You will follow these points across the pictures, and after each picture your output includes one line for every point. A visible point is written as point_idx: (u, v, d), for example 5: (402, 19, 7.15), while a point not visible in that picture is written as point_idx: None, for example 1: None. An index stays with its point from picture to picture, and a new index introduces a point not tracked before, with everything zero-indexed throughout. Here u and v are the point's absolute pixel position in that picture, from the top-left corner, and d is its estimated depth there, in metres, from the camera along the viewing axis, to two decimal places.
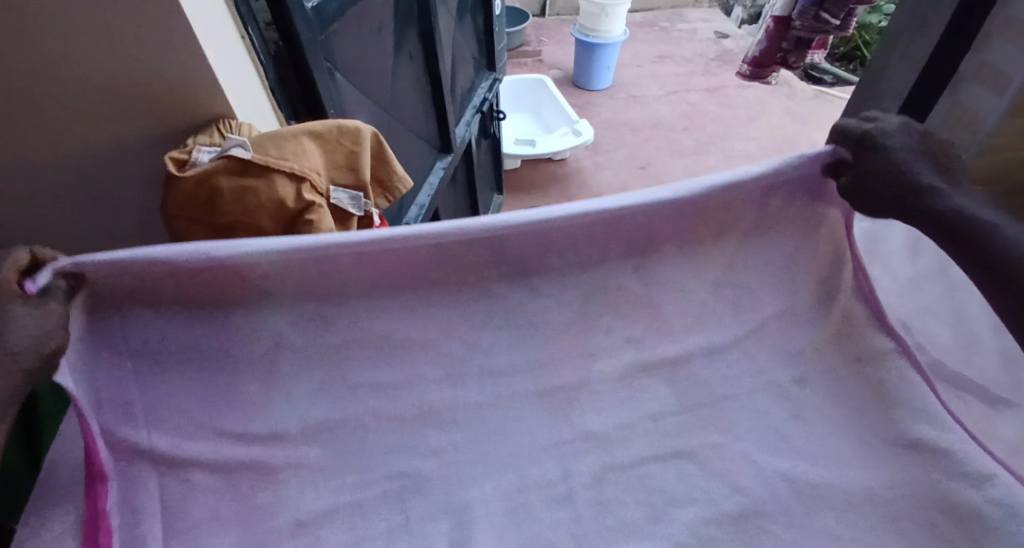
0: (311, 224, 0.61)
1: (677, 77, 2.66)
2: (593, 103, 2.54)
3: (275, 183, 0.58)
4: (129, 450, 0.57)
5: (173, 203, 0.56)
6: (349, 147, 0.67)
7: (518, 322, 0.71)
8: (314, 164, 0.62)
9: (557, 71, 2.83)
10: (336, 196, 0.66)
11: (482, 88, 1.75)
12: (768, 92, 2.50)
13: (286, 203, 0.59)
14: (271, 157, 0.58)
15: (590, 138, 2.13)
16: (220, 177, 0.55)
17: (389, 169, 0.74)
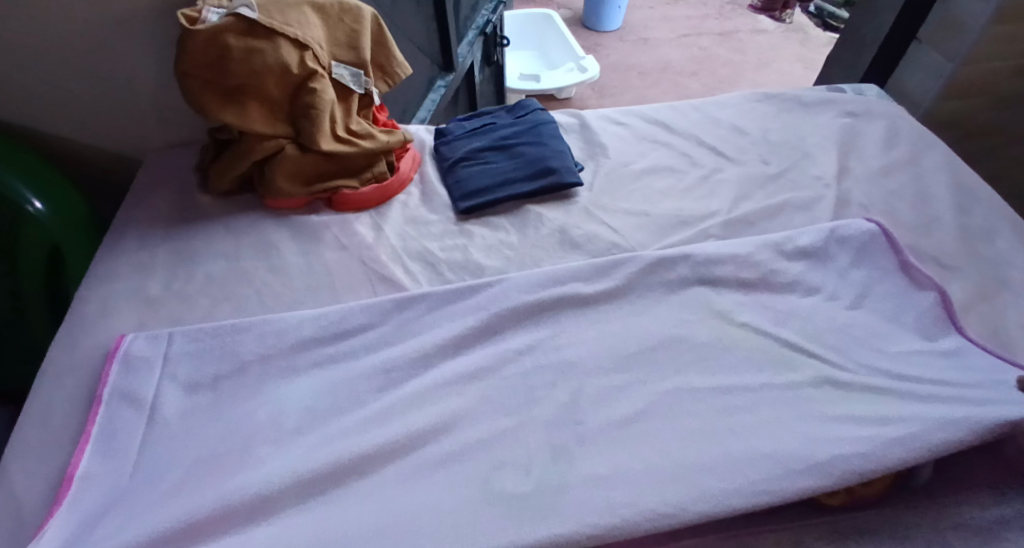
0: (313, 92, 0.64)
1: (689, 20, 2.60)
2: (600, 44, 2.49)
3: (280, 47, 0.61)
4: (152, 269, 0.63)
5: (185, 61, 0.59)
6: (350, 25, 0.70)
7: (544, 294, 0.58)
8: (317, 36, 0.66)
9: (565, 10, 2.76)
10: (337, 71, 0.68)
11: (486, 11, 1.74)
12: (781, 37, 2.45)
13: (290, 69, 0.62)
14: (276, 22, 0.61)
15: (595, 75, 2.12)
16: (229, 36, 0.58)
17: (388, 55, 0.77)
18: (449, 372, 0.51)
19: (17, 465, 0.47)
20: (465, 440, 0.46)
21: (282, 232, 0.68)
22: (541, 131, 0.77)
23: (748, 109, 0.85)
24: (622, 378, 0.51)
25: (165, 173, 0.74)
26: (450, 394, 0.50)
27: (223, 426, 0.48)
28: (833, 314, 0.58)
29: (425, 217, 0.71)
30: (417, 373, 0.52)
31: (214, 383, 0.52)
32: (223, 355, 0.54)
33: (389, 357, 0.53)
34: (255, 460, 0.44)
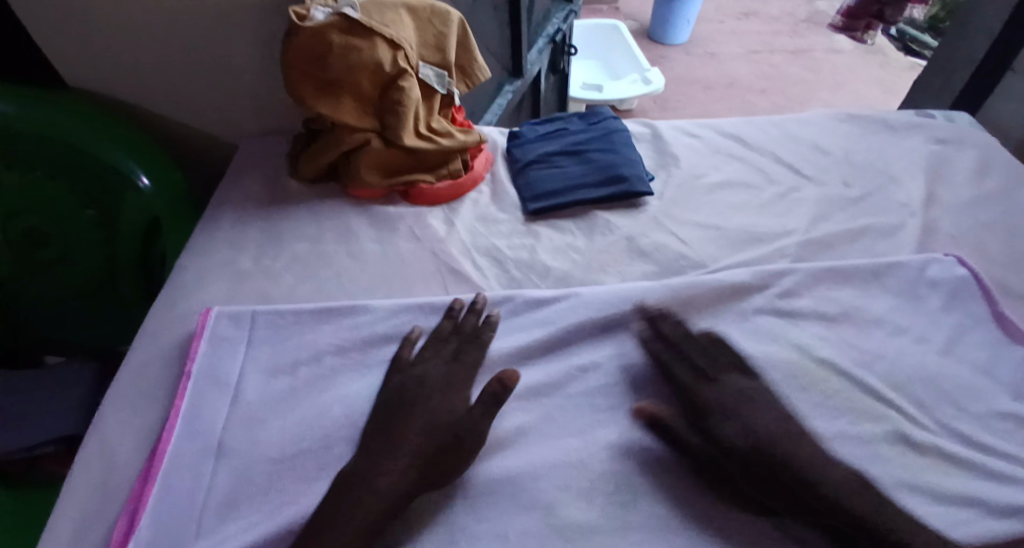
0: (402, 90, 0.68)
1: (760, 36, 2.54)
2: (667, 57, 2.47)
3: (376, 46, 0.65)
4: (244, 247, 0.68)
5: (291, 54, 0.63)
6: (438, 28, 0.73)
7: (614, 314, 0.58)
8: (408, 36, 0.69)
9: (633, 22, 2.76)
10: (423, 71, 0.72)
11: (557, 20, 1.76)
12: (858, 58, 2.36)
13: (383, 67, 0.66)
14: (374, 22, 0.65)
15: (660, 87, 2.11)
16: (332, 33, 0.62)
17: (471, 57, 0.80)
18: (517, 385, 0.53)
19: (119, 416, 0.51)
20: (531, 457, 0.48)
21: (361, 221, 0.71)
22: (614, 139, 0.78)
23: (829, 128, 0.83)
24: (685, 405, 0.52)
25: (257, 158, 0.79)
26: (517, 409, 0.52)
27: (304, 416, 0.50)
28: (910, 356, 0.56)
29: (496, 217, 0.73)
30: (486, 382, 0.54)
31: (291, 368, 0.55)
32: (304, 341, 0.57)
33: (459, 363, 0.55)
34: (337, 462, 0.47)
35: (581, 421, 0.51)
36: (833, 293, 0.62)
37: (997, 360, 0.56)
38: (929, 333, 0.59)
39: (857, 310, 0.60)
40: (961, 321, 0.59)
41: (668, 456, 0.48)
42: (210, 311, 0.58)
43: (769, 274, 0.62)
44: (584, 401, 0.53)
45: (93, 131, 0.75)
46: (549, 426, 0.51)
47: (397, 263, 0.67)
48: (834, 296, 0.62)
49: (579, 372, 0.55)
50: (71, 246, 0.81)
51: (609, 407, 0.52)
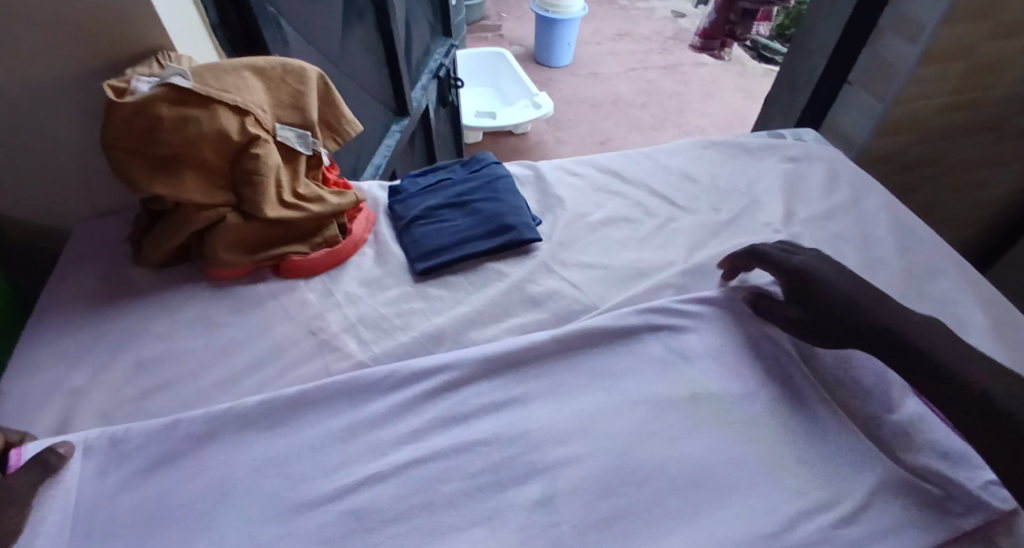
0: (255, 158, 0.61)
1: (635, 54, 2.69)
2: (552, 80, 2.55)
3: (217, 114, 0.58)
4: (81, 354, 0.58)
5: (112, 132, 0.55)
6: (293, 85, 0.67)
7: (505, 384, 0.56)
8: (258, 99, 0.63)
9: (517, 47, 2.82)
10: (281, 133, 0.66)
11: (438, 54, 1.75)
12: (721, 70, 2.57)
13: (229, 136, 0.59)
14: (212, 89, 0.58)
15: (549, 111, 2.15)
16: (159, 106, 0.55)
17: (336, 113, 0.75)
18: (412, 479, 0.49)
19: None
20: None
21: (225, 306, 0.64)
22: (497, 186, 0.76)
23: (696, 155, 0.86)
24: (590, 468, 0.50)
25: (95, 246, 0.69)
26: (415, 504, 0.48)
27: None
28: (796, 377, 0.58)
29: (378, 280, 0.68)
30: (378, 480, 0.49)
31: (141, 506, 0.46)
32: (155, 466, 0.49)
33: (346, 465, 0.50)
34: None
35: (485, 507, 0.47)
36: (719, 321, 0.63)
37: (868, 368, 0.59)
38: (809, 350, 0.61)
39: (742, 337, 0.62)
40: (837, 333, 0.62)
41: (579, 529, 0.46)
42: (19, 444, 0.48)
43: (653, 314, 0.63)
44: (485, 481, 0.49)
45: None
46: (450, 518, 0.47)
47: (268, 350, 0.59)
48: (720, 324, 0.63)
49: (477, 450, 0.51)
50: None
51: (514, 483, 0.49)
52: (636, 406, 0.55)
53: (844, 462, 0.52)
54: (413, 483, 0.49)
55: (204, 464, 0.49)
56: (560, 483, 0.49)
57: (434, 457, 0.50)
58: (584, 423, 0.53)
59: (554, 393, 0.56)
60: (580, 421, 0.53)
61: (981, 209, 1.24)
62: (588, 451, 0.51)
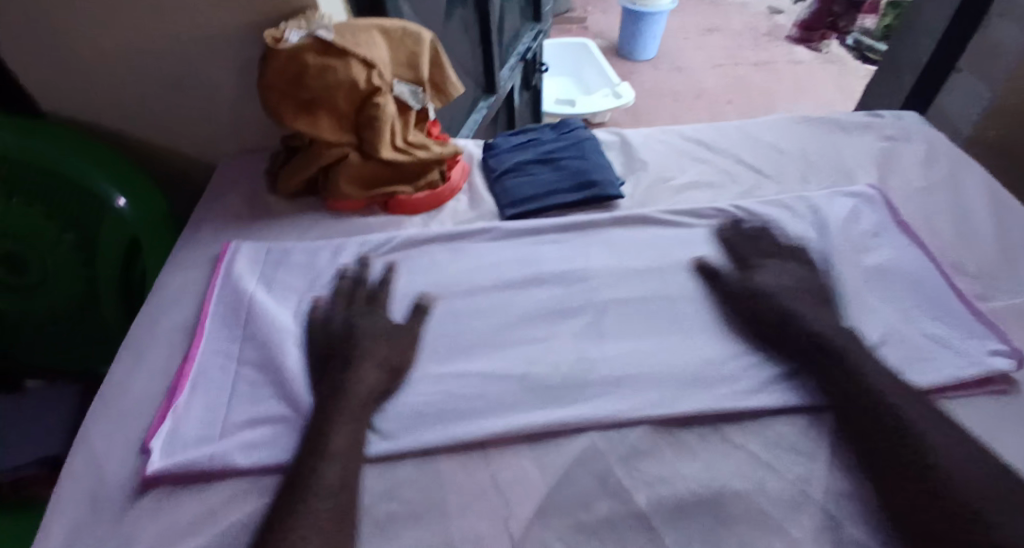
0: (376, 107, 0.70)
1: (725, 49, 2.64)
2: (635, 72, 2.55)
3: (351, 65, 0.67)
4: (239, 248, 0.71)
5: (269, 72, 0.66)
6: (411, 47, 0.76)
7: (584, 312, 0.63)
8: (383, 55, 0.72)
9: (601, 39, 2.84)
10: (398, 88, 0.74)
11: (527, 39, 1.82)
12: (818, 67, 2.47)
13: (358, 86, 0.68)
14: (348, 42, 0.67)
15: (630, 100, 2.18)
16: (306, 55, 0.65)
17: (444, 73, 0.82)
18: (497, 373, 0.56)
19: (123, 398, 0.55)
20: (513, 432, 0.52)
21: (342, 231, 0.74)
22: (584, 146, 0.82)
23: (787, 129, 0.87)
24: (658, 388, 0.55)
25: (238, 176, 0.81)
26: (501, 393, 0.55)
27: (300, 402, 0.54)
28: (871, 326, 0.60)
29: (472, 221, 0.77)
30: (470, 377, 0.56)
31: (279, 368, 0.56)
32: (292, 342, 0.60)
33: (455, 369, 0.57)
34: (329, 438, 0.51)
35: (563, 405, 0.53)
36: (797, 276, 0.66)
37: (948, 320, 0.60)
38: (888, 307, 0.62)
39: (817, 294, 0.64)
40: (924, 300, 0.62)
41: (646, 429, 0.52)
42: (229, 244, 0.69)
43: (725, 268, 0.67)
44: (569, 385, 0.55)
45: (68, 150, 0.77)
46: (531, 413, 0.53)
47: (369, 269, 0.68)
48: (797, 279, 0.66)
49: (561, 362, 0.57)
50: (44, 274, 0.81)
51: (587, 387, 0.55)
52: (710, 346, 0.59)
53: None
54: (501, 379, 0.56)
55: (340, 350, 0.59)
56: (631, 397, 0.54)
57: (520, 363, 0.57)
58: (653, 350, 0.59)
59: (628, 328, 0.61)
60: (650, 352, 0.58)
61: None
62: (656, 375, 0.56)
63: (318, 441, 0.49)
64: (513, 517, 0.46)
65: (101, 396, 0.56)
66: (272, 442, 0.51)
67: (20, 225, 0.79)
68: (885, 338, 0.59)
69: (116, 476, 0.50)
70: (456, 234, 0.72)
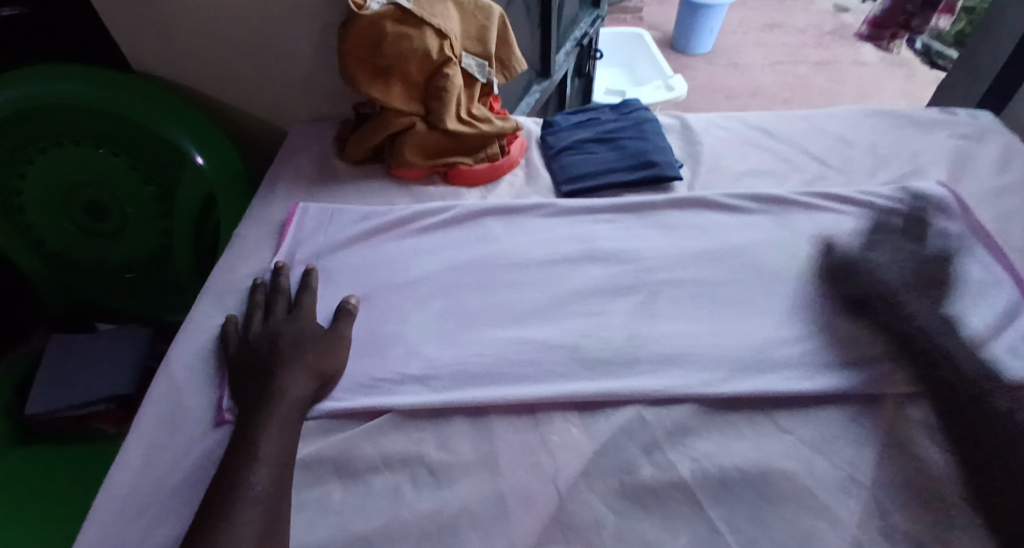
0: (445, 77, 0.72)
1: (785, 46, 2.56)
2: (690, 66, 2.51)
3: (425, 35, 0.69)
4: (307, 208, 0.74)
5: (349, 38, 0.68)
6: (481, 21, 0.78)
7: (636, 288, 0.64)
8: (456, 28, 0.74)
9: (656, 31, 2.79)
10: (466, 60, 0.76)
11: (583, 25, 1.81)
12: (883, 70, 2.37)
13: (430, 55, 0.71)
14: (425, 12, 0.70)
15: (683, 94, 2.15)
16: (386, 22, 0.67)
17: (510, 51, 0.84)
18: (551, 339, 0.58)
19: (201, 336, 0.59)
20: (565, 394, 0.53)
21: (403, 198, 0.77)
22: (645, 128, 0.82)
23: (858, 123, 0.85)
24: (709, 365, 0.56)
25: (307, 141, 0.85)
26: (554, 359, 0.56)
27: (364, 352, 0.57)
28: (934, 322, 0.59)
29: (530, 196, 0.78)
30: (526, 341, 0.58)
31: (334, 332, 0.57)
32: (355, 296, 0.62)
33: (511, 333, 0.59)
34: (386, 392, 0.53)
35: (615, 374, 0.55)
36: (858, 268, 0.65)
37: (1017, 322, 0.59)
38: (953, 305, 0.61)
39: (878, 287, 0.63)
40: (991, 302, 0.61)
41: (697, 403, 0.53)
42: (297, 204, 0.73)
43: (783, 255, 0.67)
44: (620, 356, 0.57)
45: (154, 103, 0.79)
46: (583, 379, 0.54)
47: (430, 236, 0.70)
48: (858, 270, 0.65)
49: (613, 334, 0.59)
50: (126, 221, 0.87)
51: (639, 359, 0.56)
52: (764, 331, 0.59)
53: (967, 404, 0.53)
54: (554, 345, 0.58)
55: (402, 308, 0.61)
56: (683, 372, 0.55)
57: (573, 332, 0.59)
58: (704, 330, 0.59)
59: (680, 308, 0.62)
60: (702, 331, 0.59)
61: None
62: (708, 353, 0.57)
63: (268, 381, 0.51)
64: (563, 475, 0.48)
65: (181, 333, 0.60)
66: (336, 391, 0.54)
67: (102, 170, 0.83)
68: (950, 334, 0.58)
69: (194, 406, 0.53)
70: (515, 208, 0.73)
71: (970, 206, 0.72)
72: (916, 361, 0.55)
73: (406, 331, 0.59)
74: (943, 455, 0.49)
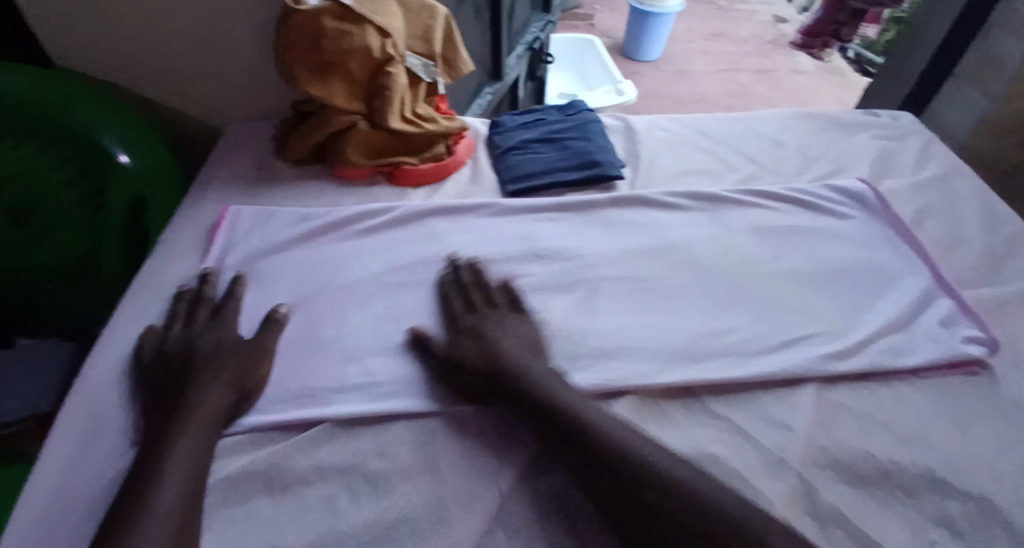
0: (389, 76, 0.71)
1: (728, 55, 2.67)
2: (640, 72, 2.57)
3: (367, 32, 0.68)
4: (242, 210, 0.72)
5: (287, 33, 0.67)
6: (426, 21, 0.77)
7: (579, 285, 0.65)
8: (400, 27, 0.73)
9: (608, 38, 2.85)
10: (410, 59, 0.75)
11: (534, 29, 1.83)
12: (818, 79, 2.50)
13: (372, 53, 0.69)
14: (366, 9, 0.69)
15: (633, 99, 2.20)
16: (325, 18, 0.66)
17: (456, 50, 0.83)
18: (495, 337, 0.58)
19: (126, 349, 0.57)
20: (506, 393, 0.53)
21: (347, 199, 0.76)
22: (589, 129, 0.83)
23: (788, 124, 0.90)
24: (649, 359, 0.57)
25: (247, 141, 0.82)
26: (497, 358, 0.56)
27: (303, 358, 0.56)
28: (855, 312, 0.63)
29: (476, 197, 0.78)
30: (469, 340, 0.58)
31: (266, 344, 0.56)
32: (294, 299, 0.61)
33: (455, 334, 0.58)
34: (326, 404, 0.52)
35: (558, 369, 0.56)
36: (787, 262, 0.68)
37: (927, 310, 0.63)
38: (873, 297, 0.65)
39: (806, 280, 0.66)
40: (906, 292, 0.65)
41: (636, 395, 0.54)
42: (229, 208, 0.70)
43: (719, 252, 0.69)
44: (562, 351, 0.57)
45: (71, 101, 0.76)
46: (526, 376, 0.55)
47: (373, 238, 0.69)
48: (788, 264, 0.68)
49: (557, 330, 0.59)
50: (47, 226, 0.81)
51: (581, 355, 0.57)
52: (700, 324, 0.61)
53: (885, 387, 0.57)
54: (498, 344, 0.58)
55: (343, 312, 0.60)
56: (624, 366, 0.56)
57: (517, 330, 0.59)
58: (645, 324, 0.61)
59: (623, 304, 0.63)
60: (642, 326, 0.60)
61: None
62: (647, 348, 0.58)
63: (181, 395, 0.48)
64: (504, 472, 0.48)
65: (100, 344, 0.57)
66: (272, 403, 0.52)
67: (18, 171, 0.78)
68: (868, 322, 0.61)
69: (116, 421, 0.51)
70: (460, 209, 0.73)
71: (886, 202, 0.76)
72: (839, 347, 0.58)
73: (347, 334, 0.58)
74: (862, 435, 0.52)
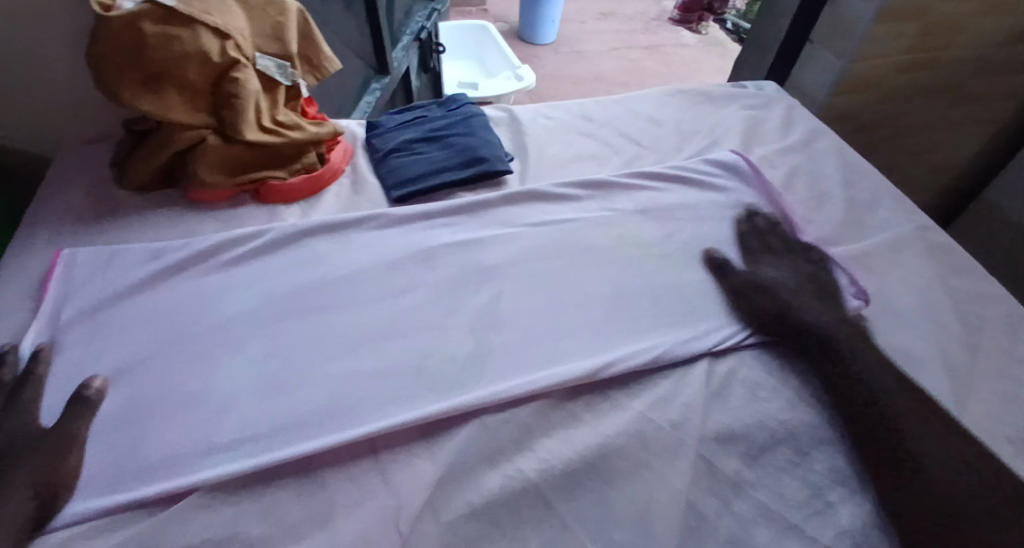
0: (235, 82, 0.63)
1: (619, 33, 2.71)
2: (536, 56, 2.56)
3: (200, 35, 0.59)
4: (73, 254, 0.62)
5: (100, 44, 0.57)
6: (274, 16, 0.69)
7: (473, 290, 0.61)
8: (242, 26, 0.65)
9: (501, 23, 2.81)
10: (261, 62, 0.68)
11: (419, 18, 1.76)
12: (704, 51, 2.60)
13: (211, 58, 0.61)
14: (195, 9, 0.60)
15: (532, 83, 2.18)
16: (144, 22, 0.57)
17: (317, 48, 0.76)
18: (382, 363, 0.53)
19: None
20: (398, 423, 0.49)
21: (207, 225, 0.67)
22: (470, 122, 0.79)
23: (665, 102, 0.90)
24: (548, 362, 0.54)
25: (79, 170, 0.71)
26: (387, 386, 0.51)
27: (158, 421, 0.48)
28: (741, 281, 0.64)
29: (358, 206, 0.72)
30: (353, 369, 0.53)
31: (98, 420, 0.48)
32: (143, 353, 0.53)
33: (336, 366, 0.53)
34: (189, 471, 0.45)
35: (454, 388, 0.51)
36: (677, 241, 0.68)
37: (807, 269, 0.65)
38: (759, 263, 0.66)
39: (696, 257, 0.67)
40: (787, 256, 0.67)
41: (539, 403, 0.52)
42: (61, 252, 0.60)
43: (613, 239, 0.68)
44: (458, 368, 0.53)
45: None
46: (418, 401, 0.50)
47: (239, 268, 0.61)
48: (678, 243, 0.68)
49: (450, 346, 0.55)
50: None
51: (478, 369, 0.53)
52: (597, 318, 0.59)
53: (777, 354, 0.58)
54: (386, 369, 0.53)
55: (203, 359, 0.52)
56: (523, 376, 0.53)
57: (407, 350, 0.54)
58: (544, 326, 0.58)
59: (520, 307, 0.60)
60: (541, 328, 0.58)
61: (932, 176, 1.31)
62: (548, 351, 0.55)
63: None
64: (406, 513, 0.44)
65: None
66: (125, 484, 0.44)
67: None
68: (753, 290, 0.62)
69: None
70: (338, 222, 0.66)
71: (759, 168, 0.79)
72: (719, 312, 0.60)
73: (212, 383, 0.51)
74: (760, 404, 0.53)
